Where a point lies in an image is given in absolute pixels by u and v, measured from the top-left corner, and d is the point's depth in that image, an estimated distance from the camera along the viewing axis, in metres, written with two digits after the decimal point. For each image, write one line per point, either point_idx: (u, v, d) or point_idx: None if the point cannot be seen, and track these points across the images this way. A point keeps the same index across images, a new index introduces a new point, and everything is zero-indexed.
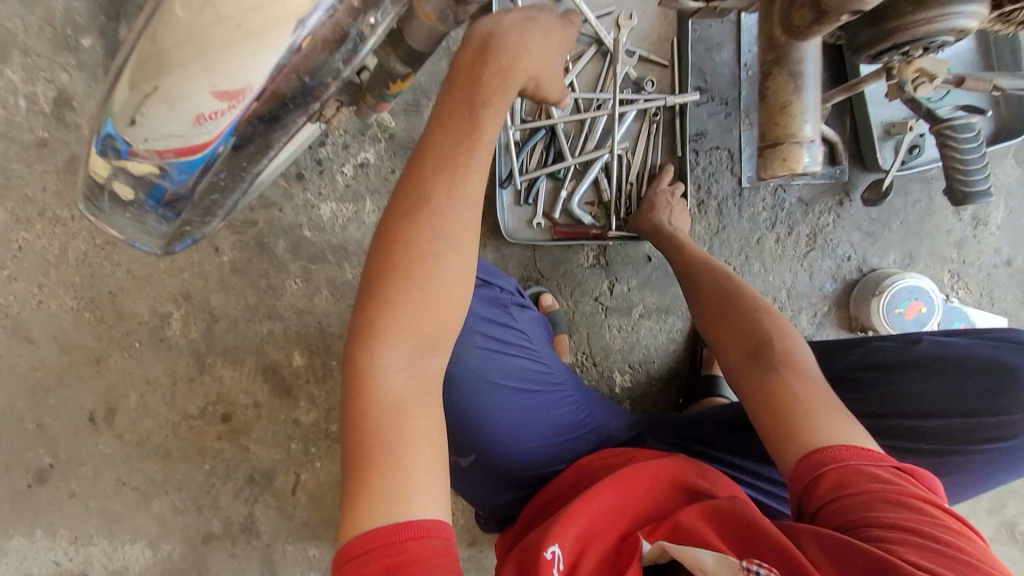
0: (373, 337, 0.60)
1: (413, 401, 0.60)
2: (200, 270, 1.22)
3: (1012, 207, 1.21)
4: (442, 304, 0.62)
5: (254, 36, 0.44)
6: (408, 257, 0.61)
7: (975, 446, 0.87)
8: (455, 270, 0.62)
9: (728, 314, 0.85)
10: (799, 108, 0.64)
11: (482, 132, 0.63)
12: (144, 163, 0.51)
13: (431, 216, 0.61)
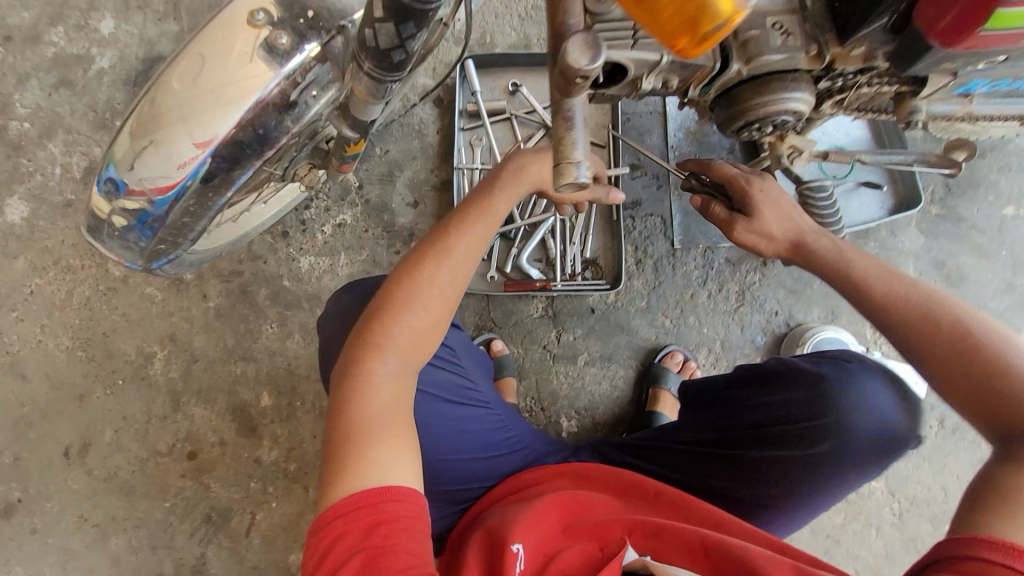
0: (379, 339, 0.73)
1: (401, 406, 0.72)
2: (187, 314, 1.35)
3: (920, 269, 1.35)
4: (439, 324, 0.76)
5: (227, 103, 0.61)
6: (425, 281, 0.76)
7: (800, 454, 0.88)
8: (446, 301, 0.77)
9: (923, 344, 0.69)
10: (571, 136, 0.46)
11: (494, 204, 0.82)
12: (134, 200, 0.66)
13: (447, 255, 0.77)
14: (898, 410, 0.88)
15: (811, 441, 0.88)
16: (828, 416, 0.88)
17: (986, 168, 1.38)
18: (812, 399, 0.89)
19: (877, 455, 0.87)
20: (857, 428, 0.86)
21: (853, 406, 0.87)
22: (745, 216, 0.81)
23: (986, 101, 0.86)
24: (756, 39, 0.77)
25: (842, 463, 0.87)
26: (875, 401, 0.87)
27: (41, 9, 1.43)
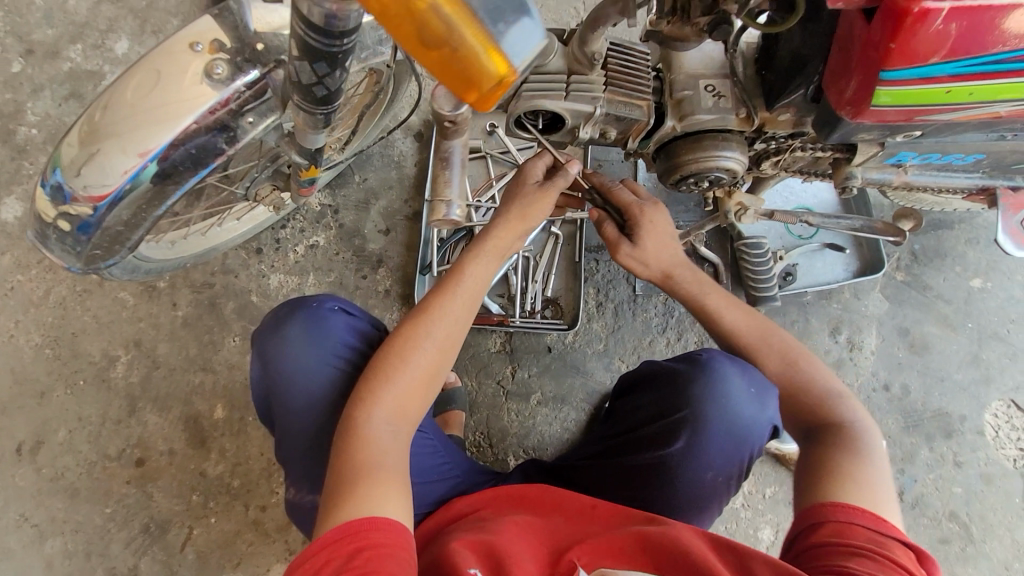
0: (369, 393, 0.75)
1: (392, 455, 0.72)
2: (154, 320, 1.38)
3: (884, 335, 1.34)
4: (426, 378, 0.77)
5: (168, 121, 0.65)
6: (414, 336, 0.79)
7: (659, 451, 0.83)
8: (442, 355, 0.79)
9: (748, 358, 0.81)
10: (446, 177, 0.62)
11: (476, 260, 0.83)
12: (81, 206, 0.68)
13: (435, 311, 0.80)
14: (752, 399, 0.80)
15: (666, 441, 0.83)
16: (682, 410, 0.83)
17: (954, 238, 1.38)
18: (666, 395, 0.86)
19: (741, 452, 0.81)
20: (711, 421, 0.80)
21: (703, 398, 0.81)
22: (626, 247, 0.85)
23: (921, 172, 0.89)
24: (688, 99, 0.80)
25: (703, 456, 0.81)
26: (727, 390, 0.80)
27: (63, 26, 1.51)
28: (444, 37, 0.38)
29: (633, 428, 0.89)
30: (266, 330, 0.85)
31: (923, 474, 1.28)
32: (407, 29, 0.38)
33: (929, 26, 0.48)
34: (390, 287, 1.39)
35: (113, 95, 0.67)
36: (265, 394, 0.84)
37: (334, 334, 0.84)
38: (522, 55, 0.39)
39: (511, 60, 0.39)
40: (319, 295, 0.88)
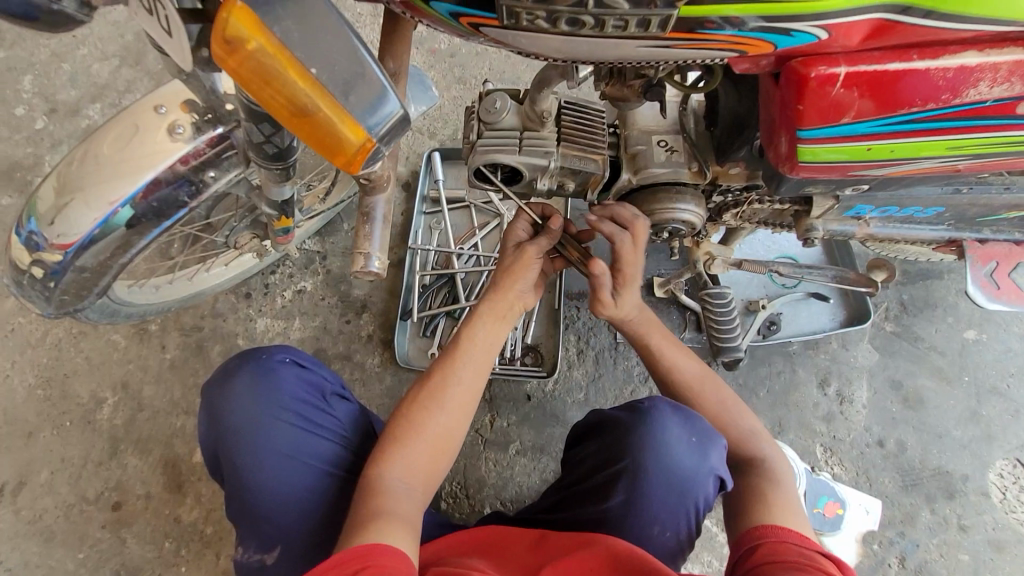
0: (385, 450, 0.81)
1: (405, 508, 0.75)
2: (143, 363, 1.41)
3: (875, 387, 1.29)
4: (440, 436, 0.83)
5: (132, 174, 0.69)
6: (428, 395, 0.85)
7: (605, 502, 0.82)
8: (459, 419, 0.85)
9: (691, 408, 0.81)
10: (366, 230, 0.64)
11: (477, 328, 0.89)
12: (52, 254, 0.72)
13: (446, 372, 0.86)
14: (692, 450, 0.77)
15: (607, 492, 0.82)
16: (621, 461, 0.82)
17: (944, 288, 1.35)
18: (608, 444, 0.85)
19: (687, 508, 0.78)
20: (648, 473, 0.79)
21: (639, 448, 0.80)
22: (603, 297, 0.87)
23: (883, 224, 0.89)
24: (641, 153, 0.82)
25: (645, 510, 0.79)
26: (663, 441, 0.79)
27: (86, 88, 1.63)
28: (306, 109, 0.45)
29: (583, 477, 0.88)
30: (214, 382, 0.86)
31: (926, 539, 1.20)
32: (275, 101, 0.45)
33: (829, 89, 0.49)
34: (372, 332, 1.41)
35: (88, 148, 0.71)
36: (214, 447, 0.85)
37: (285, 387, 0.86)
38: (377, 126, 0.47)
39: (364, 128, 0.47)
40: (271, 345, 0.90)
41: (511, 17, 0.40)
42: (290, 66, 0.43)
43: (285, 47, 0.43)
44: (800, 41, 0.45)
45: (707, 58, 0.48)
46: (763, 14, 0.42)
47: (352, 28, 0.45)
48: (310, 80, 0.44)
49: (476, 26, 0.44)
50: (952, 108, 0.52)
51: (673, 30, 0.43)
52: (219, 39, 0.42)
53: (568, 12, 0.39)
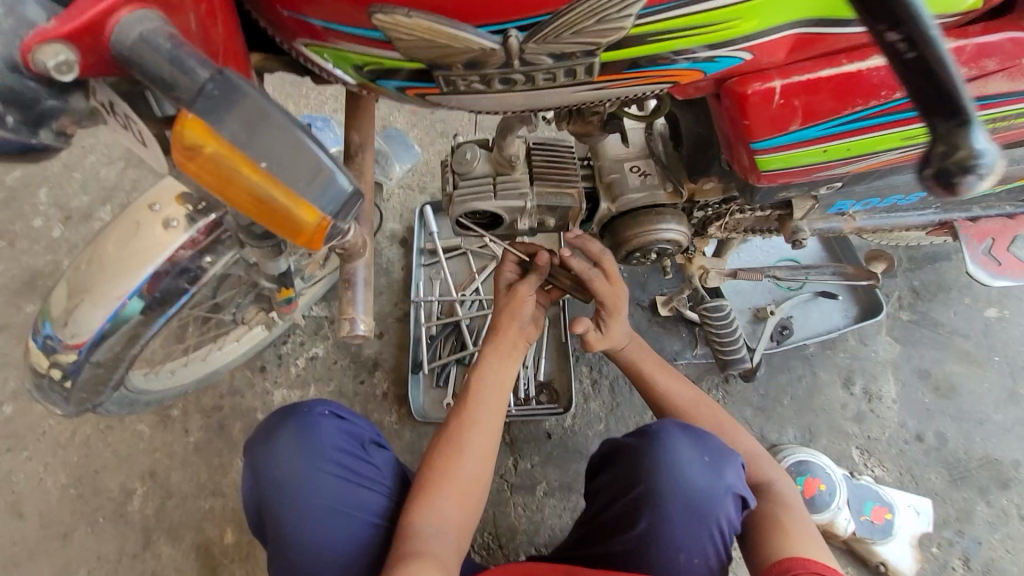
0: (417, 492, 0.82)
1: (439, 549, 0.76)
2: (169, 449, 1.43)
3: (903, 380, 1.25)
4: (474, 475, 0.83)
5: (135, 270, 0.73)
6: (457, 429, 0.86)
7: (623, 532, 0.82)
8: (484, 466, 0.85)
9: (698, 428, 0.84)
10: (349, 297, 0.65)
11: (486, 365, 0.90)
12: (67, 354, 0.75)
13: (474, 405, 0.87)
14: (705, 468, 0.80)
15: (629, 522, 0.82)
16: (637, 486, 0.83)
17: (955, 270, 1.33)
18: (622, 471, 0.86)
19: (709, 529, 0.78)
20: (666, 495, 0.80)
21: (654, 470, 0.82)
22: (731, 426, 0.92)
23: (869, 217, 0.89)
24: (616, 181, 0.85)
25: (663, 539, 0.79)
26: (676, 459, 0.81)
27: (96, 192, 1.74)
28: (264, 200, 0.40)
29: (599, 511, 0.88)
30: (257, 441, 0.87)
31: (987, 535, 1.13)
32: (236, 197, 0.41)
33: (768, 104, 0.51)
34: (386, 389, 1.42)
35: (94, 251, 0.75)
36: (258, 506, 0.85)
37: (327, 439, 0.87)
38: (328, 204, 0.41)
39: (319, 212, 0.41)
40: (310, 400, 0.91)
41: (450, 84, 0.42)
42: (242, 162, 0.39)
43: (236, 147, 0.38)
44: (728, 64, 0.47)
45: (642, 92, 0.50)
46: (703, 43, 0.44)
47: (303, 126, 0.40)
48: (262, 173, 0.39)
49: (422, 95, 0.47)
50: (895, 102, 0.53)
51: (602, 74, 0.45)
52: (178, 147, 0.39)
53: (498, 73, 0.40)
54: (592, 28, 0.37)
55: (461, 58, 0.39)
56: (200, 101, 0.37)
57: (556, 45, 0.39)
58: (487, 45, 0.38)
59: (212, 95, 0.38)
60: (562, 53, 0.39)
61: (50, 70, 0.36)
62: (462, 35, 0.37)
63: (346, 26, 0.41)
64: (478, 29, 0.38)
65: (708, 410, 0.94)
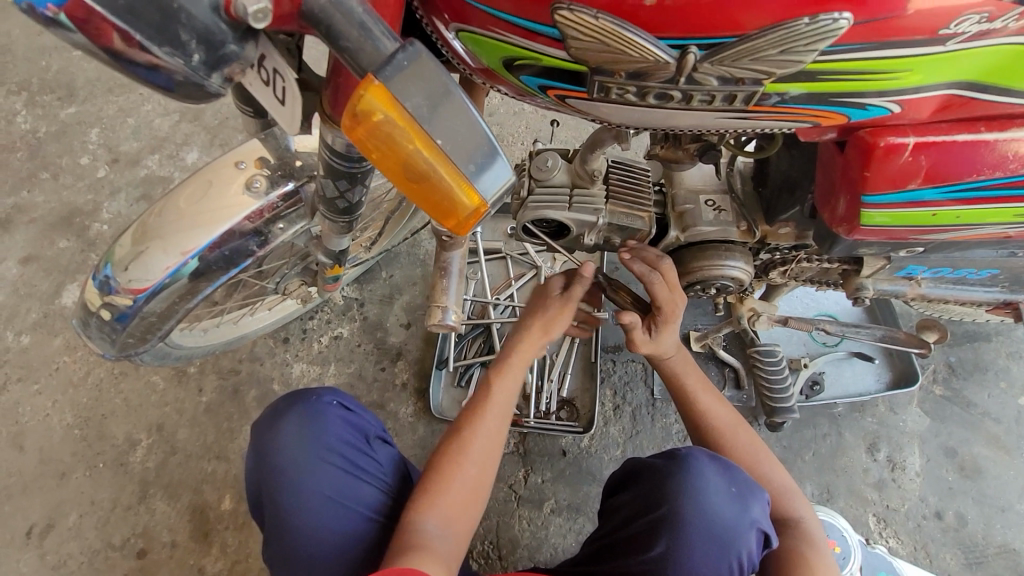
0: (421, 492, 0.79)
1: (440, 549, 0.74)
2: (179, 406, 1.42)
3: (928, 454, 1.23)
4: (480, 479, 0.82)
5: (206, 226, 0.73)
6: (466, 431, 0.85)
7: (639, 552, 0.80)
8: (483, 474, 0.83)
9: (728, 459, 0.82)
10: (443, 283, 0.65)
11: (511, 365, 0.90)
12: (122, 298, 0.75)
13: (486, 403, 0.87)
14: (732, 499, 0.78)
15: (647, 542, 0.80)
16: (659, 508, 0.81)
17: (993, 351, 1.31)
18: (646, 492, 0.84)
19: (729, 564, 0.75)
20: (689, 521, 0.78)
21: (678, 493, 0.80)
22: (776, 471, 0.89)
23: (935, 285, 0.89)
24: (690, 212, 0.85)
25: (681, 563, 0.76)
26: (703, 486, 0.79)
27: (147, 140, 1.75)
28: (421, 175, 0.34)
29: (617, 528, 0.86)
30: (263, 424, 0.86)
31: None
32: (389, 166, 0.34)
33: (896, 160, 0.51)
34: (406, 380, 1.41)
35: (166, 201, 0.75)
36: (258, 488, 0.84)
37: (332, 429, 0.85)
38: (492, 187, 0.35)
39: (485, 199, 0.35)
40: (320, 388, 0.90)
41: (601, 91, 0.43)
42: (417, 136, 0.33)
43: (418, 122, 0.32)
44: (874, 114, 0.48)
45: (773, 128, 0.50)
46: (808, 89, 0.44)
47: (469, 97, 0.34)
48: (437, 153, 0.33)
49: (562, 97, 0.47)
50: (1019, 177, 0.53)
51: (756, 104, 0.45)
52: (347, 110, 0.33)
53: (658, 87, 0.41)
54: (772, 58, 0.39)
55: (629, 67, 0.40)
56: (387, 71, 0.32)
57: (728, 69, 0.39)
58: (662, 58, 0.38)
59: (402, 67, 0.32)
60: (731, 77, 0.40)
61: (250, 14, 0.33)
62: (639, 43, 0.38)
63: (514, 16, 0.40)
64: (657, 40, 0.38)
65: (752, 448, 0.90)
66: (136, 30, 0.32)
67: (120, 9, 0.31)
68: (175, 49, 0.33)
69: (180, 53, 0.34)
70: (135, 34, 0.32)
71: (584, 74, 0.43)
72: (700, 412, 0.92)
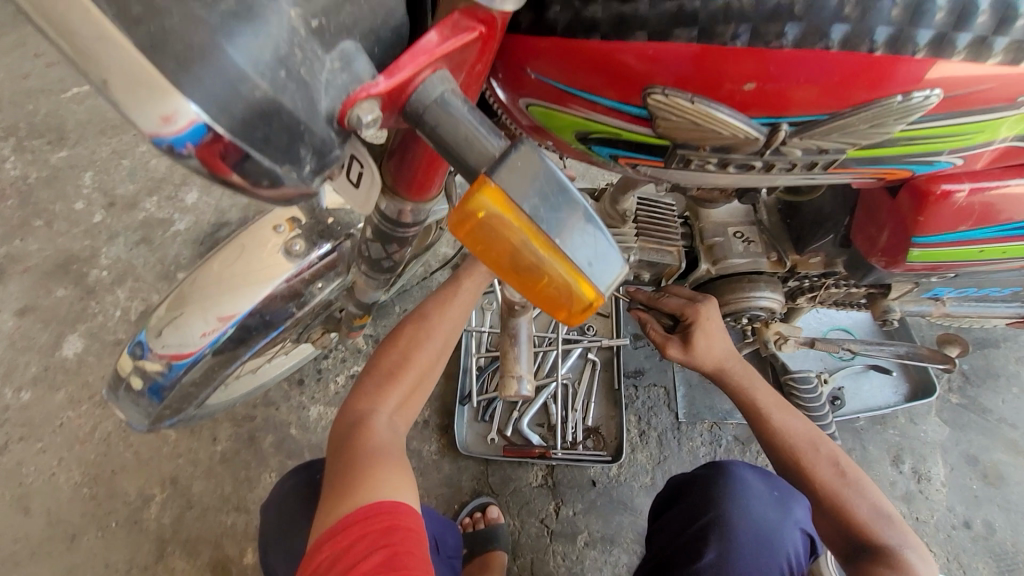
0: (375, 395, 0.80)
1: (390, 445, 0.75)
2: (193, 457, 1.38)
3: (952, 464, 1.25)
4: (428, 370, 0.84)
5: (246, 290, 0.71)
6: (420, 321, 0.84)
7: (692, 564, 0.78)
8: (436, 358, 0.84)
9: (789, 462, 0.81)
10: (514, 350, 0.69)
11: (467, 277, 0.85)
12: (155, 363, 0.73)
13: (440, 291, 0.85)
14: (775, 502, 0.82)
15: (698, 551, 0.79)
16: (705, 515, 0.82)
17: (1003, 357, 1.35)
18: (691, 504, 0.85)
19: (779, 566, 0.77)
20: (736, 525, 0.80)
21: (724, 499, 0.82)
22: (860, 479, 0.78)
23: (959, 303, 0.92)
24: (719, 245, 0.85)
25: (735, 568, 0.76)
26: (747, 491, 0.83)
27: (143, 182, 1.72)
28: (530, 268, 0.34)
29: (664, 543, 0.85)
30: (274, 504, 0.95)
31: None
32: (494, 260, 0.34)
33: (951, 204, 0.54)
34: (428, 418, 1.35)
35: (203, 267, 0.73)
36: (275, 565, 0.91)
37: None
38: (605, 274, 0.34)
39: (600, 290, 0.34)
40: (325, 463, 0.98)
41: (681, 162, 0.46)
42: (532, 233, 0.32)
43: (534, 223, 0.32)
44: (938, 166, 0.50)
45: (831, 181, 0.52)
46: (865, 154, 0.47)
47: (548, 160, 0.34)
48: (554, 250, 0.33)
49: (633, 163, 0.50)
50: None
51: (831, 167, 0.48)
52: (457, 208, 0.33)
53: (741, 158, 0.45)
54: (862, 130, 0.43)
55: (714, 142, 0.43)
56: (502, 172, 0.32)
57: (813, 141, 0.44)
58: (753, 133, 0.42)
59: (514, 166, 0.32)
60: (817, 148, 0.45)
61: (364, 125, 0.32)
62: (733, 124, 0.41)
63: (588, 94, 0.43)
64: (749, 119, 0.42)
65: (836, 476, 0.78)
66: (264, 155, 0.31)
67: (256, 141, 0.31)
68: (293, 165, 0.32)
69: (295, 167, 0.33)
70: (260, 158, 0.31)
71: (665, 147, 0.46)
72: (776, 432, 0.82)
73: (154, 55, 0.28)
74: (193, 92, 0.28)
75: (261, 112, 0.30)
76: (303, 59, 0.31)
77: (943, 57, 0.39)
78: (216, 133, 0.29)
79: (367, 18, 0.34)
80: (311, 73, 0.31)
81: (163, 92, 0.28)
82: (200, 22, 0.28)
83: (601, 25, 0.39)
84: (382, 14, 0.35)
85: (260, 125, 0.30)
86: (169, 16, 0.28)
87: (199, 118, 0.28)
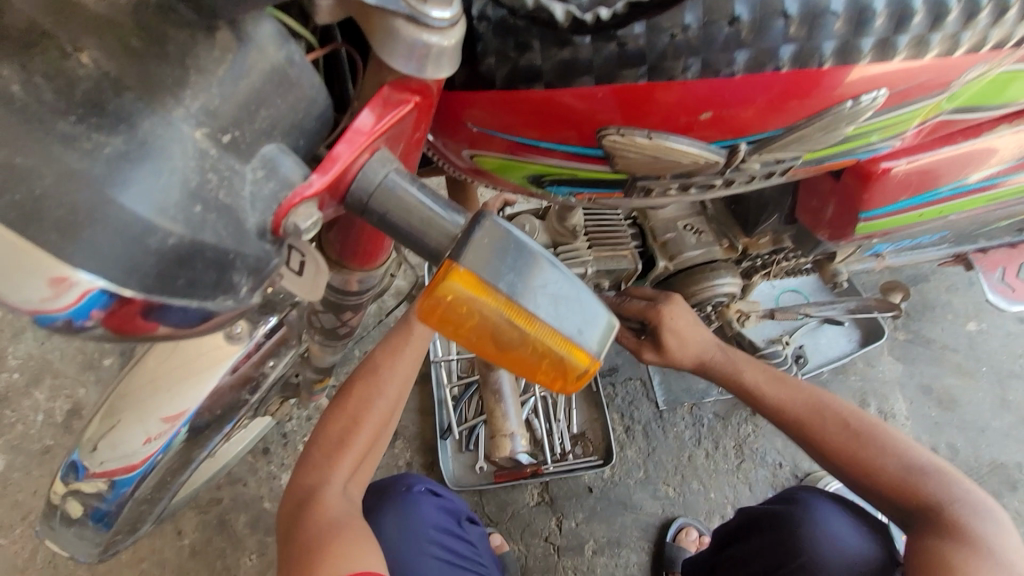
0: (325, 466, 0.74)
1: (347, 517, 0.70)
2: (158, 557, 1.25)
3: (910, 397, 1.34)
4: (383, 428, 0.78)
5: (185, 385, 0.62)
6: (367, 382, 0.77)
7: None
8: (388, 418, 0.78)
9: (802, 431, 0.83)
10: (500, 406, 0.81)
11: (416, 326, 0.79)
12: (93, 484, 0.64)
13: (385, 346, 0.78)
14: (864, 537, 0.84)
15: None
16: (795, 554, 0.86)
17: (934, 289, 1.45)
18: (776, 539, 0.90)
19: None
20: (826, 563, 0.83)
21: (810, 537, 0.86)
22: (878, 430, 0.81)
23: (896, 254, 0.96)
24: (673, 240, 0.85)
25: None
26: (832, 529, 0.85)
27: None
28: (515, 345, 0.31)
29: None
30: None
31: None
32: (475, 342, 0.31)
33: (892, 179, 0.56)
34: (411, 459, 1.29)
35: (135, 366, 0.65)
36: None
37: (429, 518, 0.89)
38: (598, 338, 0.31)
39: (595, 354, 0.32)
40: (406, 477, 0.94)
41: (643, 190, 0.49)
42: (512, 311, 0.30)
43: (514, 300, 0.30)
44: (877, 151, 0.53)
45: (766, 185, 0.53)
46: (811, 157, 0.49)
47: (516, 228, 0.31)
48: (539, 325, 0.30)
49: (591, 196, 0.52)
50: (972, 185, 0.63)
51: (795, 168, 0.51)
52: (424, 295, 0.30)
53: (703, 180, 0.48)
54: (816, 137, 0.46)
55: (676, 169, 0.45)
56: (470, 252, 0.29)
57: (769, 154, 0.47)
58: (714, 157, 0.44)
59: (478, 242, 0.30)
60: (773, 159, 0.47)
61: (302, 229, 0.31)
62: (693, 151, 0.43)
63: (524, 137, 0.43)
64: (710, 144, 0.44)
65: (854, 438, 0.80)
66: (193, 297, 0.30)
67: (180, 289, 0.29)
68: (229, 294, 0.31)
69: (232, 294, 0.32)
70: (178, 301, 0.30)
71: (623, 180, 0.48)
72: (775, 409, 0.84)
73: (30, 230, 0.25)
74: (83, 261, 0.26)
75: (179, 258, 0.28)
76: (219, 183, 0.29)
77: (886, 58, 0.41)
78: (122, 296, 0.28)
79: (288, 115, 0.32)
80: (231, 194, 0.30)
81: (43, 260, 0.26)
82: (79, 176, 0.26)
83: (544, 74, 0.39)
84: (302, 108, 0.33)
85: (181, 272, 0.29)
86: (38, 176, 0.26)
87: (96, 285, 0.27)
